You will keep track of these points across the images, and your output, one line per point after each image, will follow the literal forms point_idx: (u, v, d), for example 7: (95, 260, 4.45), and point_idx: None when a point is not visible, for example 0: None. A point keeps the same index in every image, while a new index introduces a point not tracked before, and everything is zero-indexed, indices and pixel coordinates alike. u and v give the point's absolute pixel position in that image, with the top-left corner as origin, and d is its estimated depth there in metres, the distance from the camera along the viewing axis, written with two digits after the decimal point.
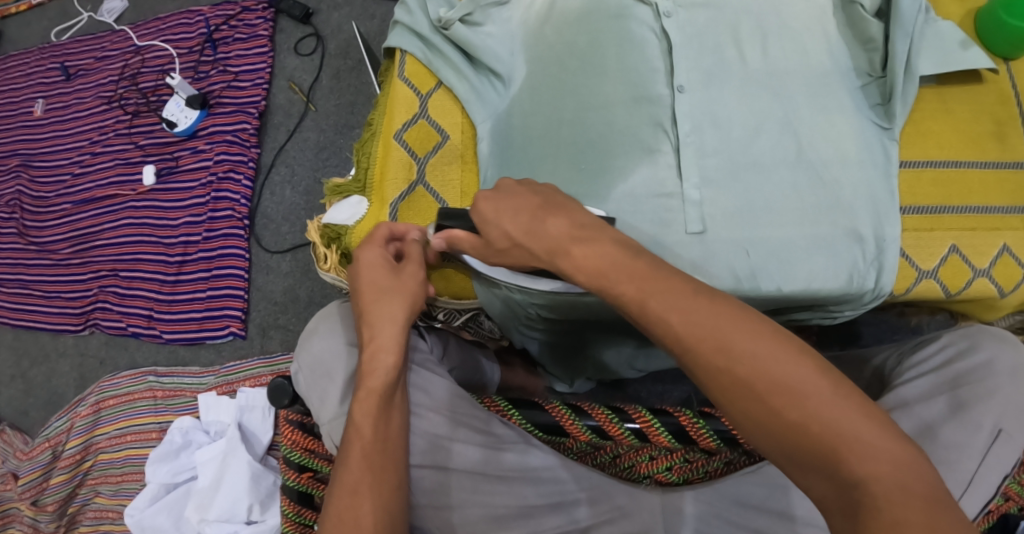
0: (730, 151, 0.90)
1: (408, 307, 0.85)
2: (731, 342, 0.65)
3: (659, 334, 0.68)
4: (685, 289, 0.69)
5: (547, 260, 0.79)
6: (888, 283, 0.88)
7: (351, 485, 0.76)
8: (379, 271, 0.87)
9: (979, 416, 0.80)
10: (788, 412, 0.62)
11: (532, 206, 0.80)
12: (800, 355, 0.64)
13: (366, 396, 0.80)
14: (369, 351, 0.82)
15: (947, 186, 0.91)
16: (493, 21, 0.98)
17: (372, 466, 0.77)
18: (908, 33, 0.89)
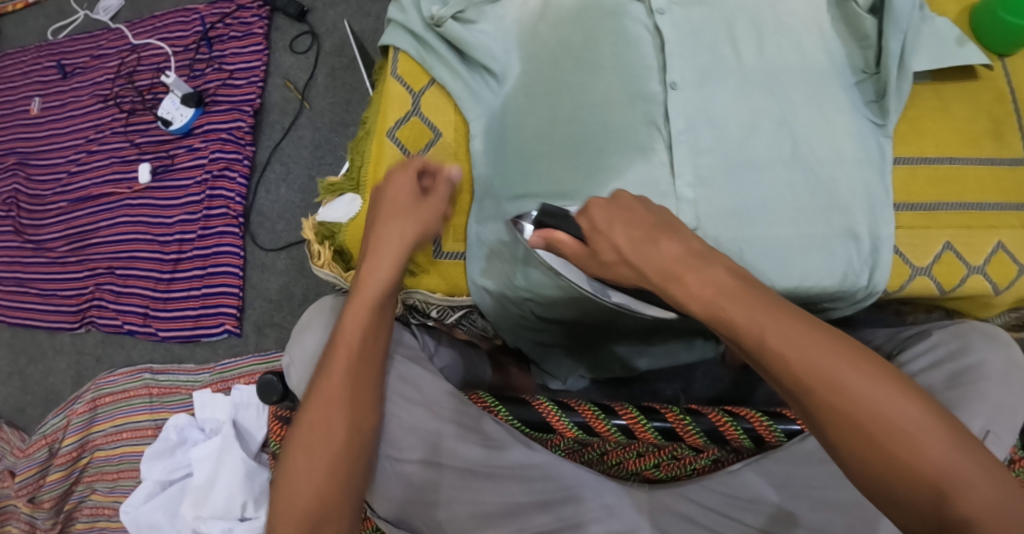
0: (724, 149, 0.89)
1: (419, 233, 0.86)
2: (850, 385, 0.64)
3: (772, 366, 0.66)
4: (800, 321, 0.67)
5: (621, 269, 0.74)
6: (882, 281, 0.88)
7: (329, 394, 0.81)
8: (403, 197, 0.86)
9: (968, 418, 0.80)
10: (901, 453, 0.63)
11: (631, 216, 0.75)
12: (921, 403, 0.64)
13: (356, 308, 0.83)
14: (373, 263, 0.84)
15: (943, 184, 0.91)
16: (488, 18, 0.98)
17: (352, 377, 0.82)
18: (902, 30, 0.89)
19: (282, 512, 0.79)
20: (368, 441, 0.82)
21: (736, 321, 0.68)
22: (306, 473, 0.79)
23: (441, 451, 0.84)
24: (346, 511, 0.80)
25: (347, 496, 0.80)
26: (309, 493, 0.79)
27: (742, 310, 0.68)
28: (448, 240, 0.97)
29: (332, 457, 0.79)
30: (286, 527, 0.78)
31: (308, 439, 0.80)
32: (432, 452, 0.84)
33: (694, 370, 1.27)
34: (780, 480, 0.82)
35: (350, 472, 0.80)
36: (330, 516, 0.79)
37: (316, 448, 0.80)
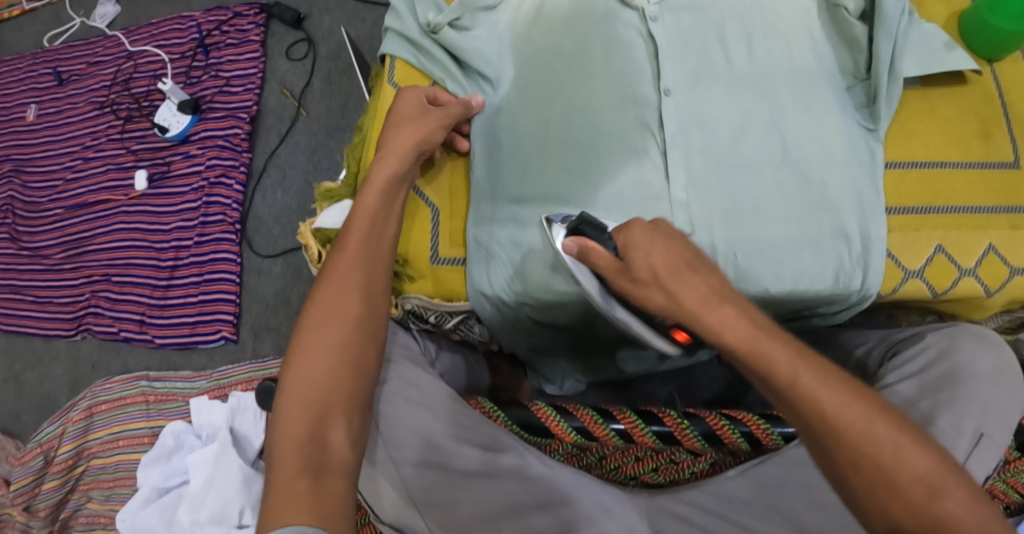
0: (716, 152, 0.90)
1: (422, 134, 0.92)
2: (876, 434, 0.68)
3: (806, 411, 0.69)
4: (829, 372, 0.71)
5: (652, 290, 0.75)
6: (875, 283, 0.88)
7: (341, 269, 0.85)
8: (410, 105, 0.93)
9: (960, 420, 0.81)
10: (912, 495, 0.67)
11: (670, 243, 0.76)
12: (935, 451, 0.68)
13: (369, 192, 0.88)
14: (382, 154, 0.90)
15: (932, 185, 0.91)
16: (482, 25, 0.99)
17: (362, 254, 0.86)
18: (893, 35, 0.88)
19: (290, 394, 0.79)
20: (375, 324, 0.84)
21: (773, 366, 0.70)
22: (317, 353, 0.80)
23: (438, 452, 0.83)
24: (356, 392, 0.80)
25: (356, 376, 0.81)
26: (318, 374, 0.79)
27: (777, 354, 0.71)
28: (444, 245, 0.96)
29: (344, 336, 0.82)
30: (293, 407, 0.78)
31: (318, 312, 0.83)
32: (428, 454, 0.83)
33: (688, 372, 1.28)
34: (778, 483, 0.82)
35: (359, 352, 0.82)
36: (339, 396, 0.79)
37: (327, 328, 0.82)
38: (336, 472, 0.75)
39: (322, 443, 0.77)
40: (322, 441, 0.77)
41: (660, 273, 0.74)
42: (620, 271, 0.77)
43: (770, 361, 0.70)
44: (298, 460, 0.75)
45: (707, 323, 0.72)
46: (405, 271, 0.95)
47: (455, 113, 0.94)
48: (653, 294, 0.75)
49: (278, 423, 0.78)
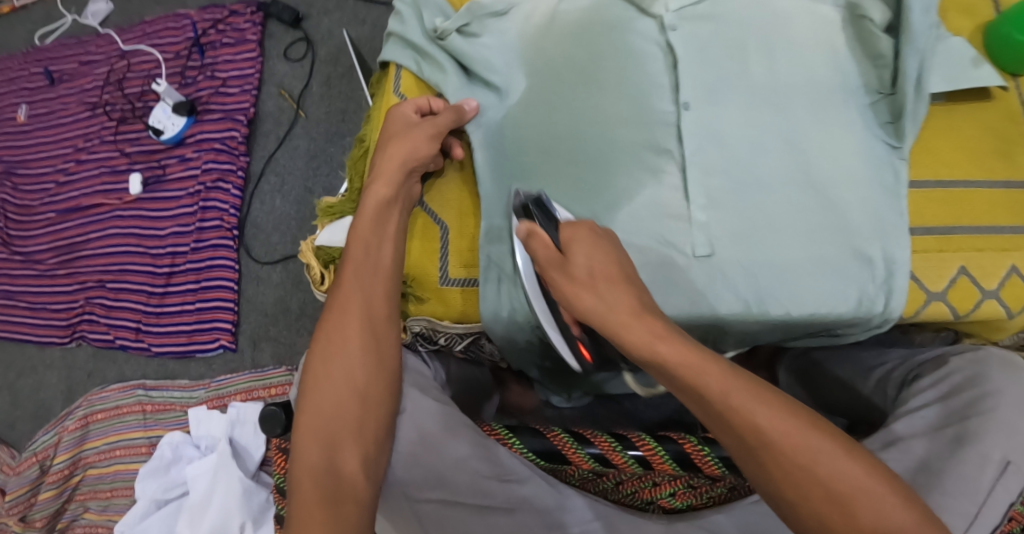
0: (737, 171, 0.87)
1: (413, 149, 0.89)
2: (805, 443, 0.67)
3: (736, 424, 0.69)
4: (756, 385, 0.70)
5: (580, 284, 0.77)
6: (897, 306, 0.85)
7: (340, 303, 0.84)
8: (399, 121, 0.91)
9: (987, 449, 0.78)
10: (857, 513, 0.65)
11: (608, 253, 0.79)
12: (871, 465, 0.67)
13: (360, 220, 0.87)
14: (373, 178, 0.89)
15: (956, 205, 0.89)
16: (491, 32, 0.95)
17: (361, 282, 0.85)
18: (920, 50, 0.86)
19: (304, 423, 0.80)
20: (381, 350, 0.83)
21: (703, 379, 0.70)
22: (326, 380, 0.81)
23: (450, 486, 0.80)
24: (368, 413, 0.80)
25: (365, 398, 0.81)
26: (327, 401, 0.80)
27: (704, 368, 0.71)
28: (454, 265, 0.93)
29: (351, 359, 0.82)
30: (307, 436, 0.79)
31: (324, 349, 0.82)
32: (443, 489, 0.80)
33: None
34: None
35: (366, 375, 0.81)
36: (351, 420, 0.80)
37: (333, 355, 0.82)
38: (350, 498, 0.76)
39: (337, 468, 0.77)
40: (337, 466, 0.77)
41: (596, 274, 0.77)
42: (558, 264, 0.79)
43: (703, 380, 0.70)
44: (315, 488, 0.77)
45: (632, 334, 0.73)
46: (412, 292, 0.92)
47: (445, 123, 0.90)
48: (581, 294, 0.77)
49: (295, 452, 0.79)
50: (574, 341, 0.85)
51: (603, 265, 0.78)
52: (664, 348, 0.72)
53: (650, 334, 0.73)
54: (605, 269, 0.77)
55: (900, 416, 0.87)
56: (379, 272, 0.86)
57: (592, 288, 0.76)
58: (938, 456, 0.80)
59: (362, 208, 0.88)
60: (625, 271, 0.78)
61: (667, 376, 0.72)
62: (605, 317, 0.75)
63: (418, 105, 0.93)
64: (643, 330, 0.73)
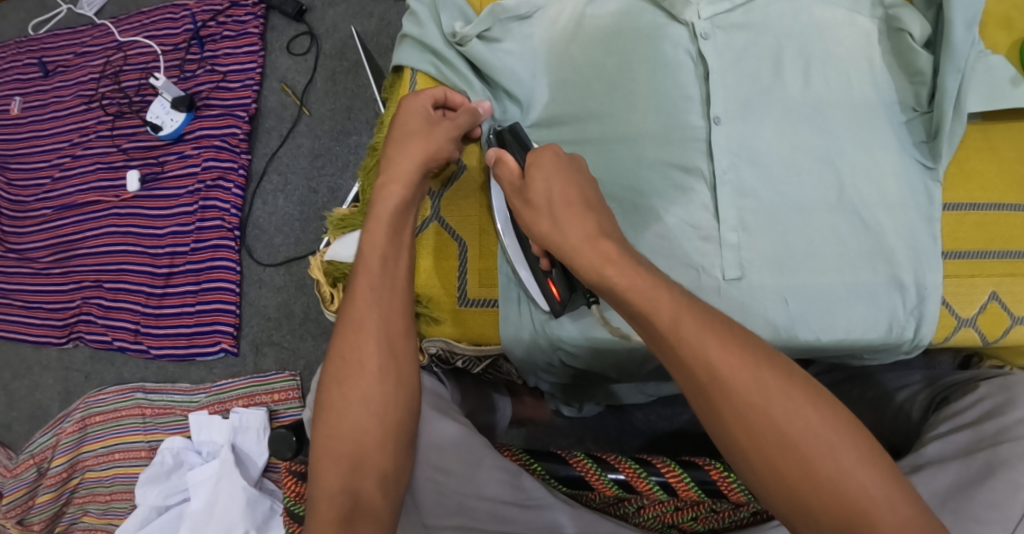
0: (768, 192, 0.83)
1: (426, 153, 0.83)
2: (772, 402, 0.63)
3: (701, 381, 0.64)
4: (724, 337, 0.65)
5: (539, 206, 0.74)
6: (928, 334, 0.82)
7: (354, 322, 0.79)
8: (417, 117, 0.86)
9: (1019, 477, 0.75)
10: (812, 463, 0.61)
11: (570, 180, 0.75)
12: (833, 415, 0.63)
13: (376, 227, 0.81)
14: (383, 182, 0.82)
15: (991, 229, 0.85)
16: (514, 37, 0.91)
17: (375, 297, 0.79)
18: (960, 68, 0.82)
19: (322, 446, 0.77)
20: (399, 368, 0.79)
21: (677, 337, 0.65)
22: (343, 401, 0.77)
23: (472, 514, 0.77)
24: (388, 432, 0.77)
25: (384, 418, 0.77)
26: (343, 421, 0.77)
27: (674, 316, 0.65)
28: (473, 285, 0.89)
29: (369, 379, 0.77)
30: (324, 458, 0.76)
31: (340, 371, 0.78)
32: (461, 515, 0.77)
33: None
34: None
35: (385, 395, 0.77)
36: (370, 440, 0.76)
37: (349, 375, 0.78)
38: (367, 518, 0.73)
39: (354, 491, 0.74)
40: (356, 488, 0.74)
41: (555, 200, 0.74)
42: (519, 190, 0.77)
43: (655, 311, 0.66)
44: (332, 511, 0.73)
45: (590, 259, 0.70)
46: (428, 312, 0.89)
47: (465, 123, 0.86)
48: (539, 220, 0.74)
49: (313, 475, 0.76)
50: (545, 279, 0.83)
51: (563, 190, 0.74)
52: (613, 271, 0.68)
53: (603, 257, 0.69)
54: (564, 193, 0.74)
55: (929, 440, 0.83)
56: (398, 286, 0.80)
57: (550, 213, 0.73)
58: (972, 479, 0.76)
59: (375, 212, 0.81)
60: (585, 197, 0.74)
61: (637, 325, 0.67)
62: (560, 242, 0.72)
63: (435, 97, 0.88)
64: (594, 253, 0.70)
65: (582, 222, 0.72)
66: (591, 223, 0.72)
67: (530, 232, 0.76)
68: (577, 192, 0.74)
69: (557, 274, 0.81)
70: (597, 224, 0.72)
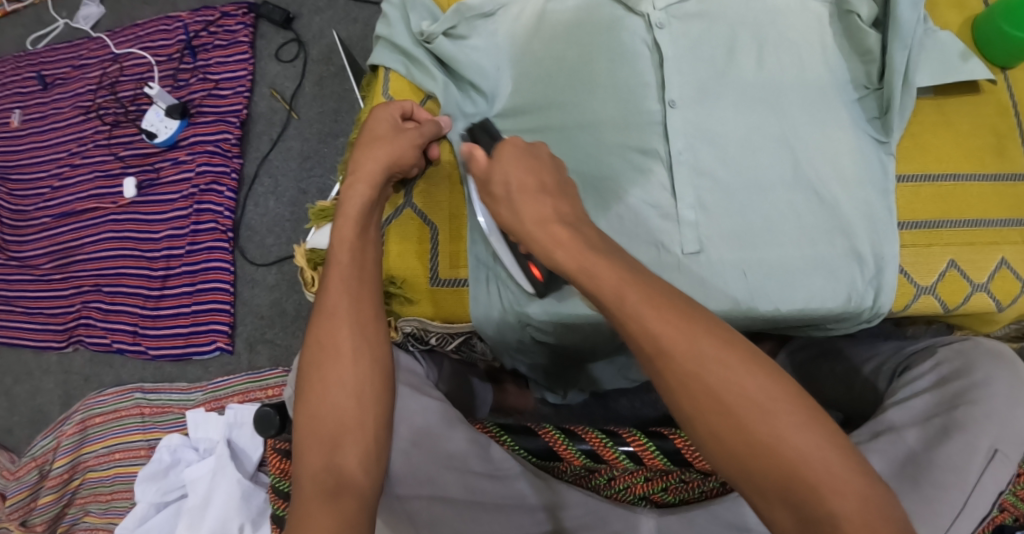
0: (728, 168, 0.87)
1: (392, 156, 0.89)
2: (778, 424, 0.64)
3: (713, 409, 0.65)
4: (738, 363, 0.66)
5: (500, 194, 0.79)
6: (886, 302, 0.85)
7: (329, 310, 0.83)
8: (384, 124, 0.90)
9: (974, 438, 0.77)
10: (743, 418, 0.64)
11: (533, 167, 0.79)
12: (761, 380, 0.66)
13: (344, 224, 0.86)
14: (352, 182, 0.88)
15: (946, 200, 0.89)
16: (479, 33, 0.95)
17: (349, 289, 0.84)
18: (907, 45, 0.87)
19: (304, 427, 0.79)
20: (376, 355, 0.83)
21: (690, 368, 0.66)
22: (322, 384, 0.80)
23: (441, 484, 0.79)
24: (367, 414, 0.80)
25: (362, 398, 0.80)
26: (324, 404, 0.80)
27: (691, 351, 0.66)
28: (444, 266, 0.93)
29: (346, 363, 0.81)
30: (308, 438, 0.79)
31: (317, 355, 0.82)
32: (432, 486, 0.79)
33: None
34: None
35: (359, 377, 0.81)
36: (350, 419, 0.79)
37: (327, 361, 0.81)
38: (351, 494, 0.75)
39: (338, 467, 0.77)
40: (337, 465, 0.77)
41: (512, 188, 0.78)
42: (482, 180, 0.81)
43: (601, 279, 0.71)
44: (317, 488, 0.76)
45: (541, 241, 0.75)
46: (401, 293, 0.92)
47: (430, 132, 0.91)
48: (501, 207, 0.79)
49: (298, 456, 0.78)
50: (525, 263, 0.85)
51: (519, 177, 0.78)
52: (562, 255, 0.73)
53: (552, 241, 0.74)
54: (521, 180, 0.78)
55: (891, 405, 0.85)
56: (367, 274, 0.85)
57: (507, 200, 0.78)
58: (930, 442, 0.79)
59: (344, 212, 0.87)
60: (542, 181, 0.78)
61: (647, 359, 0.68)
62: (518, 228, 0.77)
63: (403, 109, 0.92)
64: (547, 237, 0.74)
65: (536, 206, 0.76)
66: (547, 208, 0.76)
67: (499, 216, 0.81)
68: (534, 178, 0.78)
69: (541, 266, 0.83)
70: (552, 208, 0.76)
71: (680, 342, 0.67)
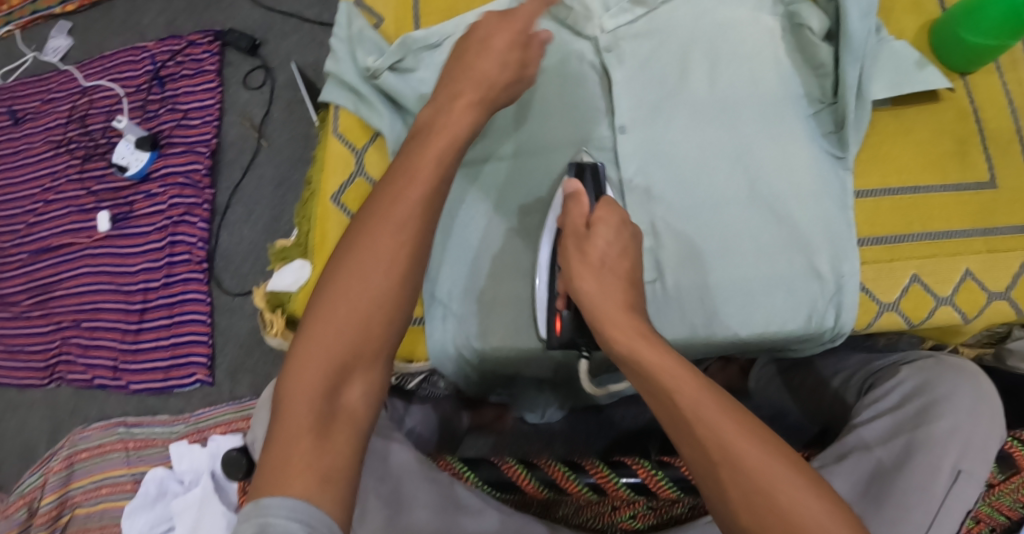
0: (681, 188, 0.87)
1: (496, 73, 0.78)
2: (786, 494, 0.61)
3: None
4: (825, 501, 0.61)
5: (592, 250, 0.75)
6: (848, 321, 0.84)
7: (395, 217, 0.71)
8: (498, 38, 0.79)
9: (938, 458, 0.76)
10: (740, 471, 0.62)
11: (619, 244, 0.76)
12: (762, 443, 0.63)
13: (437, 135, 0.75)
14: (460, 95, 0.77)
15: (906, 212, 0.88)
16: (426, 65, 0.94)
17: (423, 205, 0.72)
18: (859, 58, 0.86)
19: (317, 333, 0.68)
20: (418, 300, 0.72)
21: (777, 499, 0.61)
22: (356, 293, 0.69)
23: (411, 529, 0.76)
24: (386, 348, 0.71)
25: (384, 344, 0.71)
26: (336, 332, 0.68)
27: (791, 498, 0.61)
28: None
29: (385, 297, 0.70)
30: (319, 350, 0.68)
31: (362, 260, 0.70)
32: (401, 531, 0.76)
33: None
34: None
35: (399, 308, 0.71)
36: (366, 351, 0.69)
37: (368, 271, 0.70)
38: (342, 429, 0.67)
39: (338, 396, 0.68)
40: (340, 396, 0.68)
41: (607, 261, 0.74)
42: (578, 236, 0.76)
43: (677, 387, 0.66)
44: (308, 406, 0.67)
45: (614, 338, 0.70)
46: None
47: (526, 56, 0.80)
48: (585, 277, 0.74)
49: (299, 359, 0.68)
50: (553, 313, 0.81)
51: (618, 259, 0.75)
52: (644, 346, 0.68)
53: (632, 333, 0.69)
54: (619, 263, 0.74)
55: (854, 425, 0.84)
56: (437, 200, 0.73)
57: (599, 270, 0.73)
58: (892, 466, 0.78)
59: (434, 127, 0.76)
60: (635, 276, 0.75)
61: (717, 477, 0.63)
62: (598, 306, 0.71)
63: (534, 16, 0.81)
64: (629, 325, 0.70)
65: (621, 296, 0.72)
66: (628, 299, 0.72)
67: (569, 282, 0.75)
68: (628, 263, 0.75)
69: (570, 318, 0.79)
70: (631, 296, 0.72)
71: (763, 470, 0.62)
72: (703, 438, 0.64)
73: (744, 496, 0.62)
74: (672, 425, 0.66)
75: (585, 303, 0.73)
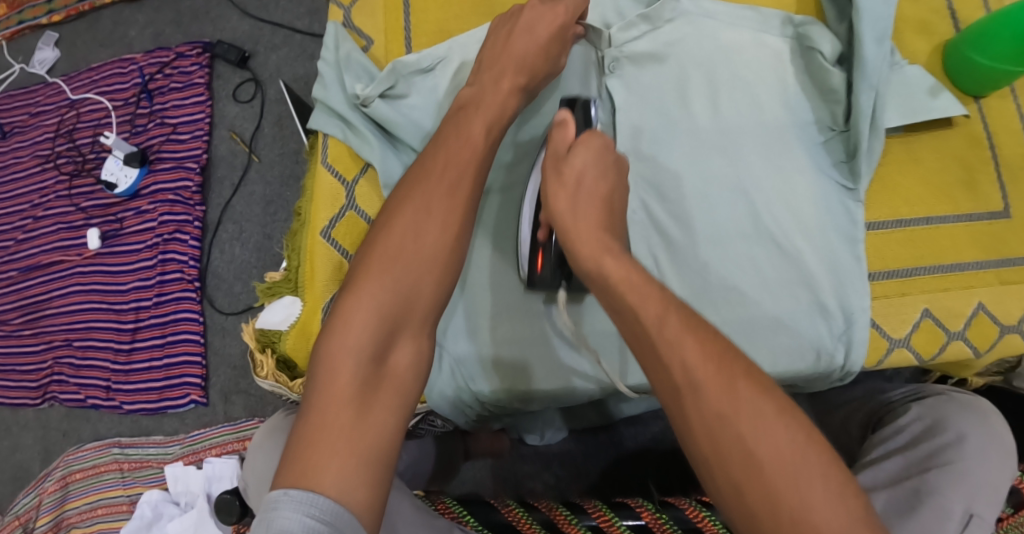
0: (683, 222, 0.84)
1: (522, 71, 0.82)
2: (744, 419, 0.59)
3: (743, 479, 0.58)
4: (788, 426, 0.59)
5: (566, 174, 0.72)
6: (857, 360, 0.82)
7: (428, 200, 0.75)
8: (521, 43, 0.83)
9: (949, 503, 0.73)
10: (704, 399, 0.60)
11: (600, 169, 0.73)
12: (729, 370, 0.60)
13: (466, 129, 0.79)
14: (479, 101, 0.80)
15: (916, 244, 0.85)
16: (417, 90, 0.92)
17: (452, 189, 0.76)
18: (874, 85, 0.82)
19: (355, 308, 0.71)
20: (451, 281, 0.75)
21: (737, 426, 0.59)
22: (395, 267, 0.72)
23: None
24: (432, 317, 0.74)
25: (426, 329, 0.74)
26: (380, 309, 0.71)
27: (752, 427, 0.58)
28: None
29: (434, 267, 0.73)
30: (360, 320, 0.70)
31: (396, 241, 0.73)
32: None
33: None
34: None
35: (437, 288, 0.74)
36: (405, 324, 0.72)
37: (405, 254, 0.73)
38: (387, 396, 0.69)
39: (382, 364, 0.70)
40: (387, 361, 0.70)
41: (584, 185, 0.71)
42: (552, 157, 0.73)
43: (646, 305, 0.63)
44: (350, 375, 0.68)
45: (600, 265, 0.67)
46: None
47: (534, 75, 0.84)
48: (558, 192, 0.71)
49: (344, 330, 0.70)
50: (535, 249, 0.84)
51: (594, 180, 0.72)
52: (611, 262, 0.67)
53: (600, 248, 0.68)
54: (594, 187, 0.72)
55: (863, 467, 0.82)
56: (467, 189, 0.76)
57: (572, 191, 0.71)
58: (900, 509, 0.75)
59: (479, 103, 0.80)
60: (613, 198, 0.73)
61: (680, 402, 0.60)
62: (569, 224, 0.70)
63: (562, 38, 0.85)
64: (596, 242, 0.68)
65: (594, 214, 0.70)
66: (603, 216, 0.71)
67: (547, 204, 0.72)
68: (605, 187, 0.72)
69: (552, 252, 0.83)
70: (607, 218, 0.70)
71: (729, 407, 0.59)
72: (667, 360, 0.61)
73: (703, 420, 0.59)
74: (636, 343, 0.63)
75: (558, 223, 0.71)
